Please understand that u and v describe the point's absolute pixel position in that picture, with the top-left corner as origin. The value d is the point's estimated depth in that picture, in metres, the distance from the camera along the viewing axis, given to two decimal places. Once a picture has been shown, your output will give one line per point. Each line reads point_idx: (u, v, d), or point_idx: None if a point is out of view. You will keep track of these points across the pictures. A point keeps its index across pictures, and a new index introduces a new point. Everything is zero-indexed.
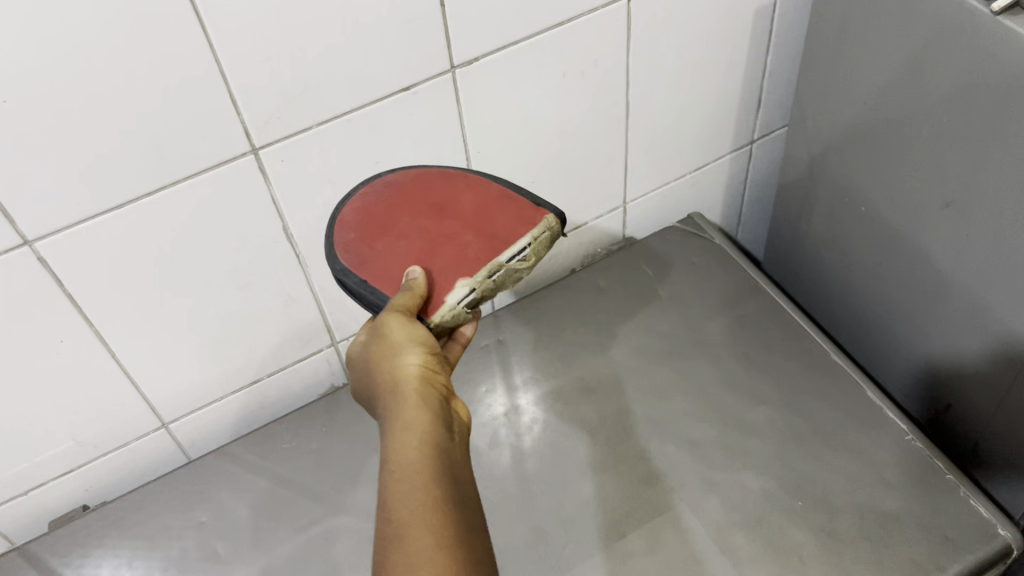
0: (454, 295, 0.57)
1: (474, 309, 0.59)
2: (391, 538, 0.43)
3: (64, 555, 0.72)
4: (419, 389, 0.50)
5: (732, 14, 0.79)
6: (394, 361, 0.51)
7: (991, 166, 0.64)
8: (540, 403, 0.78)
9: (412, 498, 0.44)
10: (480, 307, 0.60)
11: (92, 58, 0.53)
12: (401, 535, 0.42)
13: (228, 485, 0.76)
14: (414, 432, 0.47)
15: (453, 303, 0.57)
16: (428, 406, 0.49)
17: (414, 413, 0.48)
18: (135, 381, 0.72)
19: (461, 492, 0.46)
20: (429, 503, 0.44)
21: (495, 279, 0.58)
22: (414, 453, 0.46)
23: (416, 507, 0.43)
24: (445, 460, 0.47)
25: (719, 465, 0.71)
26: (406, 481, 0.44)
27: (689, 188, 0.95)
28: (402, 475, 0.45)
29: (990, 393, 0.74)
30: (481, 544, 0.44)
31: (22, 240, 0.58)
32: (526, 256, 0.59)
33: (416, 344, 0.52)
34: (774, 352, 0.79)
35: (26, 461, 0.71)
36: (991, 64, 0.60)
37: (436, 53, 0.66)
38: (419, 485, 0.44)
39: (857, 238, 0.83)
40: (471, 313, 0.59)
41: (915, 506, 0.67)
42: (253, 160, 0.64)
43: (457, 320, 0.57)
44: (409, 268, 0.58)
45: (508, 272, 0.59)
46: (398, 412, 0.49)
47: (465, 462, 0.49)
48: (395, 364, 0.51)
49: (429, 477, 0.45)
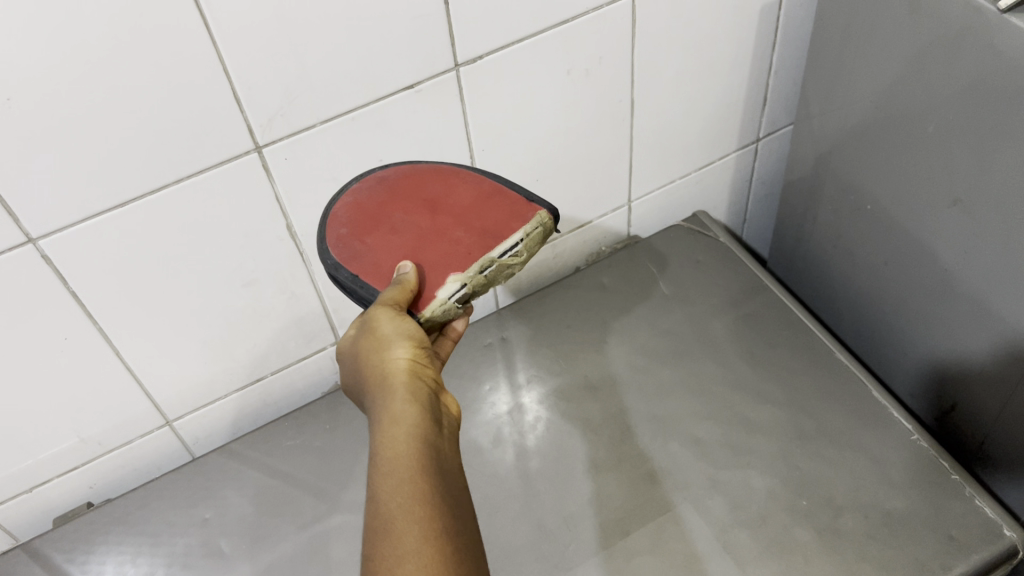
0: (445, 290, 0.57)
1: (465, 304, 0.59)
2: (378, 530, 0.42)
3: (68, 552, 0.72)
4: (407, 382, 0.50)
5: (738, 11, 0.79)
6: (383, 355, 0.51)
7: (998, 164, 0.63)
8: (544, 401, 0.78)
9: (400, 490, 0.43)
10: (471, 303, 0.60)
11: (95, 56, 0.53)
12: (388, 527, 0.42)
13: (232, 482, 0.76)
14: (402, 426, 0.47)
15: (444, 298, 0.57)
16: (416, 399, 0.49)
17: (401, 407, 0.48)
18: (140, 378, 0.72)
19: (450, 484, 0.46)
20: (416, 495, 0.43)
21: (486, 274, 0.58)
22: (401, 445, 0.45)
23: (403, 499, 0.43)
24: (433, 452, 0.46)
25: (723, 465, 0.71)
26: (393, 473, 0.44)
27: (693, 186, 0.94)
28: (390, 467, 0.44)
29: (996, 393, 0.74)
30: (469, 536, 0.44)
31: (26, 237, 0.58)
32: (518, 252, 0.59)
33: (405, 338, 0.52)
34: (779, 351, 0.79)
35: (31, 458, 0.71)
36: (997, 62, 0.60)
37: (440, 50, 0.66)
38: (407, 476, 0.44)
39: (863, 237, 0.83)
40: (461, 309, 0.59)
41: (921, 506, 0.66)
42: (257, 158, 0.64)
43: (448, 315, 0.57)
44: (402, 263, 0.58)
45: (499, 268, 0.59)
46: (386, 405, 0.49)
47: (454, 455, 0.49)
48: (385, 358, 0.51)
49: (416, 468, 0.44)
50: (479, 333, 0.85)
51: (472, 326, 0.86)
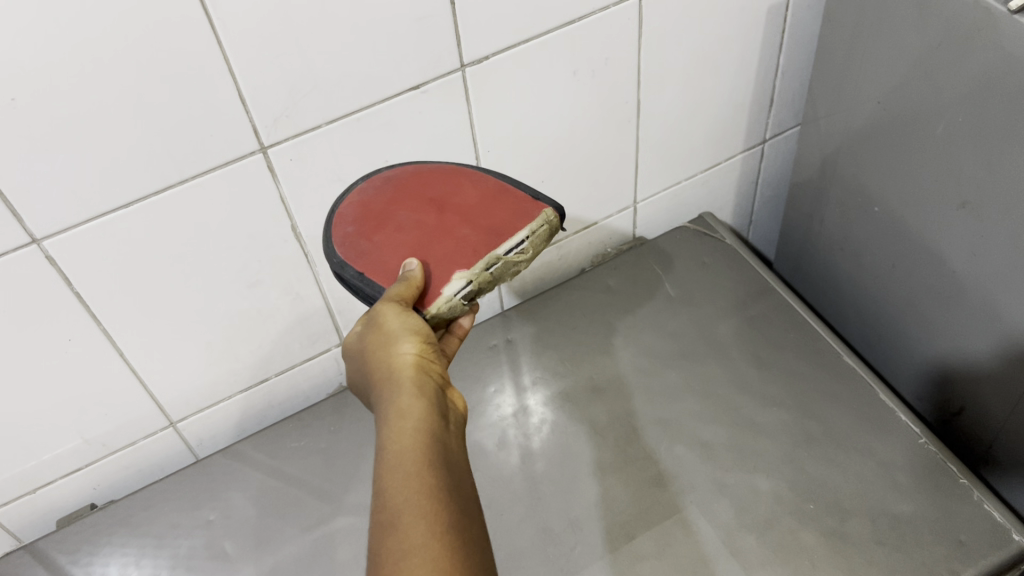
0: (450, 287, 0.57)
1: (471, 302, 0.59)
2: (383, 524, 0.42)
3: (71, 553, 0.72)
4: (414, 377, 0.50)
5: (745, 11, 0.79)
6: (389, 350, 0.51)
7: (1006, 166, 0.63)
8: (550, 403, 0.78)
9: (406, 484, 0.43)
10: (478, 299, 0.59)
11: (100, 56, 0.53)
12: (393, 521, 0.41)
13: (236, 484, 0.75)
14: (409, 420, 0.46)
15: (450, 295, 0.56)
16: (423, 394, 0.49)
17: (408, 401, 0.48)
18: (144, 379, 0.71)
19: (456, 479, 0.45)
20: (422, 489, 0.43)
21: (492, 271, 0.57)
22: (407, 440, 0.45)
23: (409, 493, 0.42)
24: (440, 447, 0.46)
25: (730, 468, 0.71)
26: (399, 467, 0.44)
27: (699, 188, 0.94)
28: (397, 460, 0.44)
29: (1004, 397, 0.74)
30: (475, 531, 0.43)
31: (30, 238, 0.58)
32: (525, 249, 0.58)
33: (412, 333, 0.52)
34: (785, 353, 0.79)
35: (34, 459, 0.70)
36: (1006, 63, 0.59)
37: (446, 51, 0.65)
38: (413, 470, 0.43)
39: (870, 239, 0.82)
40: (468, 305, 0.58)
41: (929, 511, 0.66)
42: (262, 159, 0.63)
43: (454, 312, 0.57)
44: (408, 260, 0.58)
45: (505, 265, 0.58)
46: (393, 400, 0.48)
47: (461, 450, 0.49)
48: (391, 353, 0.51)
49: (422, 463, 0.44)
50: (485, 335, 0.85)
51: (477, 328, 0.85)
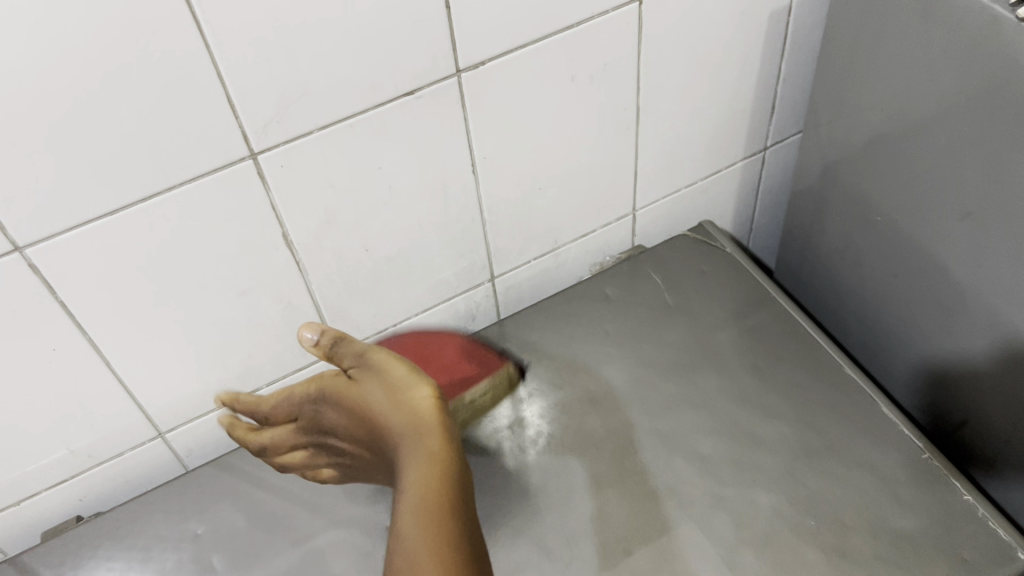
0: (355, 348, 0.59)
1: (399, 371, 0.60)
2: (393, 543, 0.46)
3: (55, 567, 0.70)
4: (434, 420, 0.53)
5: (746, 16, 0.77)
6: (405, 397, 0.55)
7: (1013, 175, 0.61)
8: (545, 415, 0.76)
9: (414, 524, 0.46)
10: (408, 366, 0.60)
11: (83, 59, 0.51)
12: (403, 547, 0.45)
13: (225, 496, 0.74)
14: (427, 463, 0.50)
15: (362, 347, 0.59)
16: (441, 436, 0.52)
17: (432, 446, 0.51)
18: (131, 389, 0.70)
19: (470, 510, 0.48)
20: (425, 522, 0.45)
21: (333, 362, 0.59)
22: (423, 482, 0.49)
23: (414, 531, 0.45)
24: (454, 480, 0.49)
25: (729, 482, 0.69)
26: (413, 509, 0.47)
27: (699, 195, 0.92)
28: (413, 509, 0.47)
29: (1009, 410, 0.72)
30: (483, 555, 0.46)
31: (13, 246, 0.57)
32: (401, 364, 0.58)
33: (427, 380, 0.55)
34: (786, 365, 0.77)
35: (18, 471, 0.69)
36: (1013, 71, 0.58)
37: (441, 55, 0.64)
38: (422, 507, 0.47)
39: (872, 248, 0.81)
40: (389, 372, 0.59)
41: (933, 528, 0.64)
42: (252, 165, 0.62)
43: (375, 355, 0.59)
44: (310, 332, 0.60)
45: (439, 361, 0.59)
46: (416, 449, 0.52)
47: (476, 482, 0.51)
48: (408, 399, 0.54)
49: (435, 495, 0.48)
50: (480, 344, 0.83)
51: (472, 337, 0.84)
